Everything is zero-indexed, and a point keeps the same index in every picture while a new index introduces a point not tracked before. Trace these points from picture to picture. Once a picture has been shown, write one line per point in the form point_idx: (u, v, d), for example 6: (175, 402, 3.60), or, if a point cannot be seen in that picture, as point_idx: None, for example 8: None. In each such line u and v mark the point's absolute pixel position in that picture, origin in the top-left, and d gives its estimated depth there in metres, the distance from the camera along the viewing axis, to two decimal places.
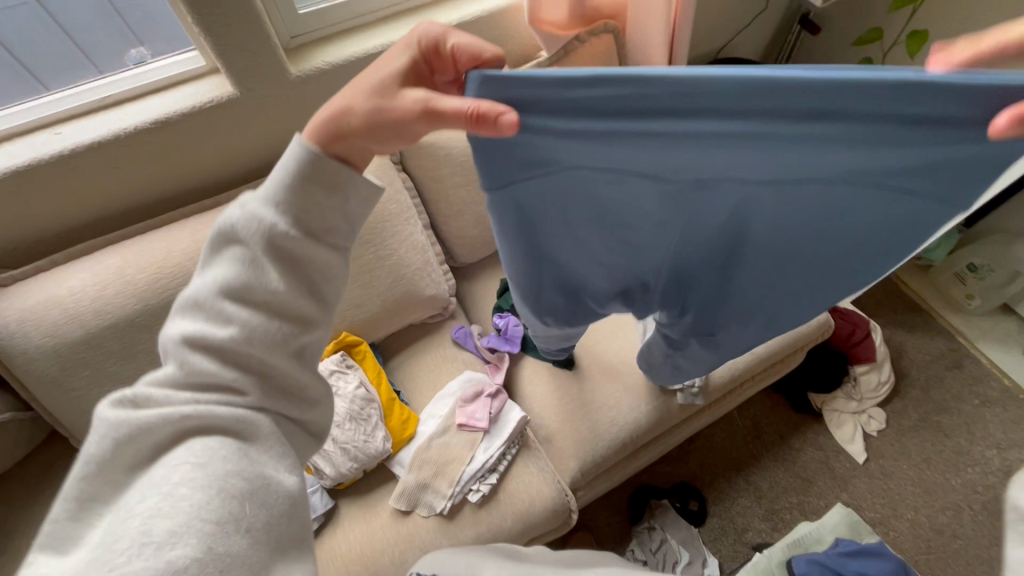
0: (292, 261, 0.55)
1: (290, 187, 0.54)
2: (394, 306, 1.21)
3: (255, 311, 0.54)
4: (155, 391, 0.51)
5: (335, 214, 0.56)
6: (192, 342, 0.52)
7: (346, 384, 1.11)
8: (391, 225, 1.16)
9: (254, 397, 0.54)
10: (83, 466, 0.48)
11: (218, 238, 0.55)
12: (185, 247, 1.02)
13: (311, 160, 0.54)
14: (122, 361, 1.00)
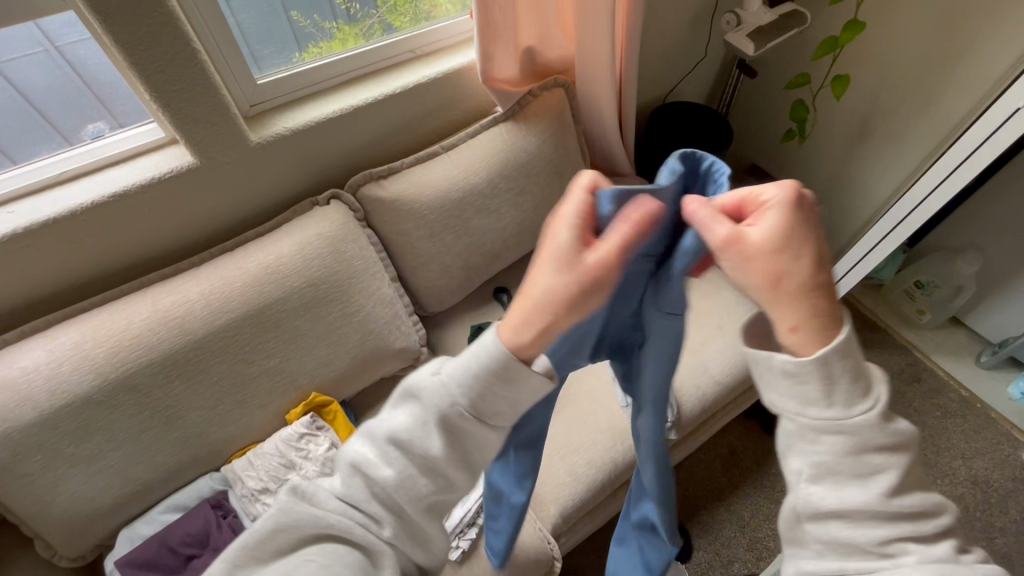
0: (461, 433, 0.56)
1: (480, 375, 0.52)
2: (365, 361, 1.20)
3: (412, 466, 0.55)
4: (320, 491, 0.59)
5: (506, 403, 0.53)
6: (357, 468, 0.57)
7: (316, 447, 1.09)
8: (358, 281, 1.17)
9: (389, 532, 0.57)
10: (249, 536, 0.57)
11: (404, 391, 0.58)
12: (146, 318, 1.00)
13: (502, 358, 0.51)
14: (80, 441, 0.96)
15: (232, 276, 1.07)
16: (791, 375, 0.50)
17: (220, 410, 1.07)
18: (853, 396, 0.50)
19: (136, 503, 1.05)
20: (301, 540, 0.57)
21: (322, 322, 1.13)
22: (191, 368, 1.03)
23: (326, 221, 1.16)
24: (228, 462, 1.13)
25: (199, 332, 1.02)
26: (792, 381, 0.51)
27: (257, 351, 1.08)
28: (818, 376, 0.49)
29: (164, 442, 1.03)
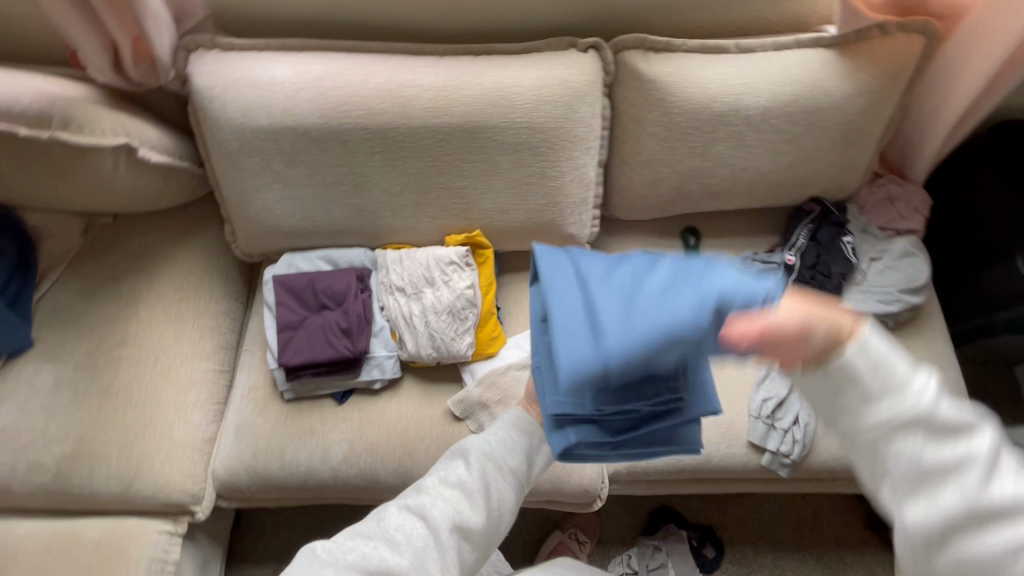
0: (486, 495, 0.73)
1: (500, 431, 0.78)
2: (533, 229, 1.13)
3: (466, 470, 0.74)
4: (413, 496, 0.71)
5: (495, 448, 0.76)
6: (441, 465, 0.75)
7: (458, 279, 1.09)
8: (573, 148, 1.07)
9: (447, 506, 0.70)
10: (344, 533, 0.68)
11: (464, 444, 0.78)
12: (379, 84, 1.00)
13: (504, 437, 0.78)
14: (288, 165, 1.05)
15: (464, 81, 1.01)
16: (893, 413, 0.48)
17: (398, 201, 1.10)
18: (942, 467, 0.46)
19: (303, 240, 1.16)
20: (377, 522, 0.68)
21: (519, 170, 1.06)
22: (393, 150, 1.04)
23: (577, 69, 1.03)
24: (383, 248, 1.17)
25: (414, 120, 1.01)
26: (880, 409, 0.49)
27: (452, 166, 1.06)
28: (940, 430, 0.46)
29: (345, 202, 1.10)
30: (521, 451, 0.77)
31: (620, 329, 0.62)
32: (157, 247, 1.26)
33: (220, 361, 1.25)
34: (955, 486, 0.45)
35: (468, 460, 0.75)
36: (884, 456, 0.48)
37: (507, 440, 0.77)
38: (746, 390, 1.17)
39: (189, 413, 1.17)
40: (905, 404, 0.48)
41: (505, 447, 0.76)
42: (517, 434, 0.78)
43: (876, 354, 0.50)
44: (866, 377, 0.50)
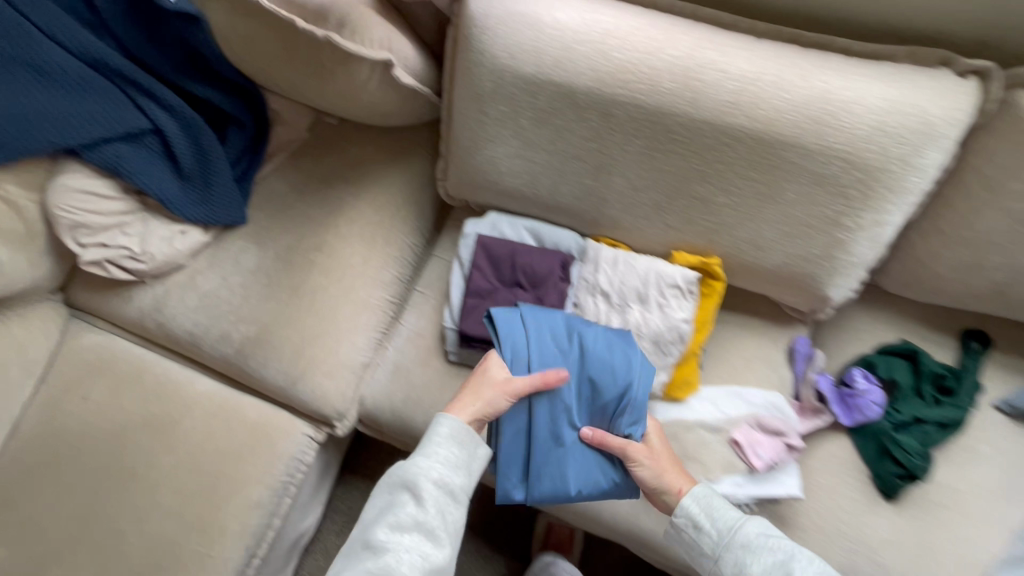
0: (417, 492, 0.76)
1: (431, 444, 0.80)
2: (784, 278, 0.93)
3: (414, 506, 0.75)
4: (361, 541, 0.75)
5: (431, 467, 0.78)
6: (378, 522, 0.75)
7: (675, 307, 0.93)
8: (890, 199, 0.81)
9: (407, 540, 0.73)
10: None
11: (398, 475, 0.79)
12: (674, 56, 0.82)
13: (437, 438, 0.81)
14: (535, 123, 0.92)
15: (784, 79, 0.78)
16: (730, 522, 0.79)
17: (638, 196, 0.94)
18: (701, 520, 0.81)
19: (516, 204, 1.05)
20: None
21: (804, 207, 0.84)
22: (660, 140, 0.86)
23: (946, 98, 0.75)
24: (596, 239, 1.03)
25: (702, 112, 0.82)
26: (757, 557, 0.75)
27: (722, 178, 0.86)
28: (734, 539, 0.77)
29: (579, 180, 0.96)
30: (455, 453, 0.80)
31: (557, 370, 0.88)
32: (371, 162, 1.24)
33: (394, 293, 1.23)
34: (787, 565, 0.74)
35: (413, 493, 0.76)
36: (678, 529, 0.83)
37: (446, 456, 0.79)
38: (985, 561, 0.91)
39: (356, 336, 1.17)
40: (710, 512, 0.81)
41: (445, 479, 0.78)
42: (454, 448, 0.80)
43: (708, 503, 0.81)
44: (697, 521, 0.80)
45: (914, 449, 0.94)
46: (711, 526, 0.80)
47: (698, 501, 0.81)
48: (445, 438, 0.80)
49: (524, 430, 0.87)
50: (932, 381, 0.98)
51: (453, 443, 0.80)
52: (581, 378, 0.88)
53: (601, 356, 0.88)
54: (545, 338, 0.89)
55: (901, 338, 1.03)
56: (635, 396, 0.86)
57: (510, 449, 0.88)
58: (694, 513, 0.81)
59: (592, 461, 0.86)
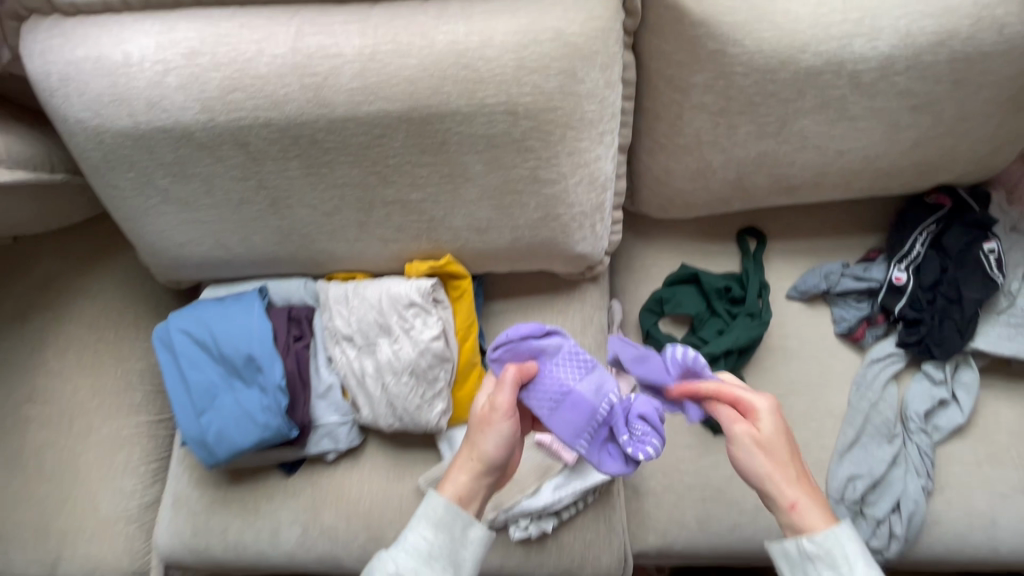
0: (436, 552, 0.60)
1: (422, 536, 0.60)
2: (527, 251, 0.82)
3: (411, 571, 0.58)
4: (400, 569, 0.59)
5: (426, 529, 0.61)
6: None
7: (423, 327, 0.80)
8: (577, 135, 0.71)
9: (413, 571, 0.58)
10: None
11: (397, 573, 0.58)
12: (278, 55, 0.66)
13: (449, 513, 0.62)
14: (176, 180, 0.75)
15: (404, 43, 0.65)
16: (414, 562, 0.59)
17: (335, 221, 0.79)
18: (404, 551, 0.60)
19: (224, 271, 0.88)
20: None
21: (497, 173, 0.72)
22: (315, 154, 0.72)
23: (579, 9, 0.65)
24: (329, 277, 0.88)
25: (336, 110, 0.68)
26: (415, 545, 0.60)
27: (403, 173, 0.73)
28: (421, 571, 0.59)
29: (265, 224, 0.80)
30: (449, 535, 0.61)
31: (222, 359, 0.82)
32: (66, 274, 1.02)
33: (155, 410, 1.02)
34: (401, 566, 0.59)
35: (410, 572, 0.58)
36: (799, 559, 0.56)
37: (420, 545, 0.60)
38: (822, 458, 0.86)
39: (119, 481, 0.97)
40: (834, 561, 0.54)
41: (445, 529, 0.61)
42: (439, 529, 0.61)
43: (857, 555, 0.53)
44: (834, 561, 0.54)
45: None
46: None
47: (853, 548, 0.54)
48: (438, 507, 0.62)
49: (177, 396, 0.83)
50: (721, 297, 0.92)
51: (429, 526, 0.61)
52: (218, 359, 0.83)
53: (247, 329, 0.82)
54: (203, 311, 0.84)
55: (682, 263, 0.96)
56: (256, 350, 0.81)
57: (174, 400, 0.83)
58: (806, 548, 0.55)
59: (240, 423, 0.80)
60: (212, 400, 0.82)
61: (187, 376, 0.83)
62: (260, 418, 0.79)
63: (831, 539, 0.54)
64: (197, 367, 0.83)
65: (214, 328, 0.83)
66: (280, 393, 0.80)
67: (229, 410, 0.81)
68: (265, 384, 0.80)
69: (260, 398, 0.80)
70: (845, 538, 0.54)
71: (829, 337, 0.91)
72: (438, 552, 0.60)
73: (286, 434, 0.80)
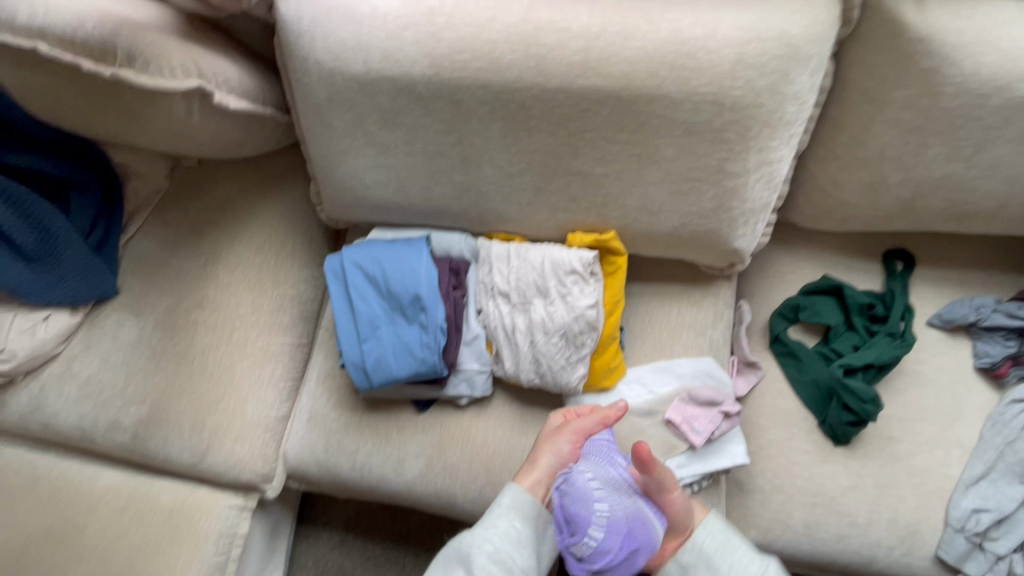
0: (520, 536, 0.77)
1: (508, 520, 0.77)
2: (686, 239, 0.85)
3: (500, 553, 0.75)
4: (491, 550, 0.75)
5: (506, 517, 0.77)
6: (487, 559, 0.74)
7: (579, 294, 0.85)
8: (770, 134, 0.73)
9: (502, 553, 0.75)
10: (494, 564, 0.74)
11: (493, 556, 0.75)
12: (510, 22, 0.73)
13: (521, 510, 0.78)
14: (385, 127, 0.83)
15: (630, 26, 0.70)
16: (498, 550, 0.75)
17: (515, 184, 0.85)
18: (492, 531, 0.76)
19: (395, 215, 0.95)
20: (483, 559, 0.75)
21: (684, 160, 0.76)
22: (519, 119, 0.78)
23: (803, 13, 0.68)
24: (488, 236, 0.95)
25: (552, 81, 0.73)
26: (504, 532, 0.76)
27: (594, 147, 0.78)
28: (507, 555, 0.75)
29: (449, 178, 0.87)
30: (527, 522, 0.78)
31: (388, 295, 0.90)
32: (241, 200, 1.13)
33: (297, 334, 1.12)
34: (490, 550, 0.75)
35: (500, 557, 0.75)
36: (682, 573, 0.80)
37: (510, 532, 0.77)
38: (945, 486, 0.87)
39: (262, 392, 1.07)
40: (707, 562, 0.79)
41: (526, 515, 0.78)
42: (513, 515, 0.78)
43: (713, 547, 0.79)
44: (708, 562, 0.78)
45: (868, 394, 0.86)
46: (723, 564, 0.78)
47: (711, 541, 0.79)
48: (516, 498, 0.79)
49: (343, 323, 0.91)
50: (862, 313, 0.93)
51: (510, 517, 0.77)
52: (384, 294, 0.90)
53: (414, 272, 0.89)
54: (374, 249, 0.92)
55: (824, 274, 0.97)
56: (422, 291, 0.88)
57: (340, 327, 0.92)
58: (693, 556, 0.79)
59: (398, 355, 0.88)
60: (373, 331, 0.90)
61: (355, 305, 0.91)
62: (419, 353, 0.87)
63: (690, 547, 0.80)
64: (364, 299, 0.91)
65: (385, 265, 0.90)
66: (438, 334, 0.87)
67: (389, 342, 0.89)
68: (426, 324, 0.87)
69: (420, 336, 0.88)
70: (705, 536, 0.79)
71: (967, 370, 0.91)
72: (524, 537, 0.77)
73: (437, 372, 0.87)
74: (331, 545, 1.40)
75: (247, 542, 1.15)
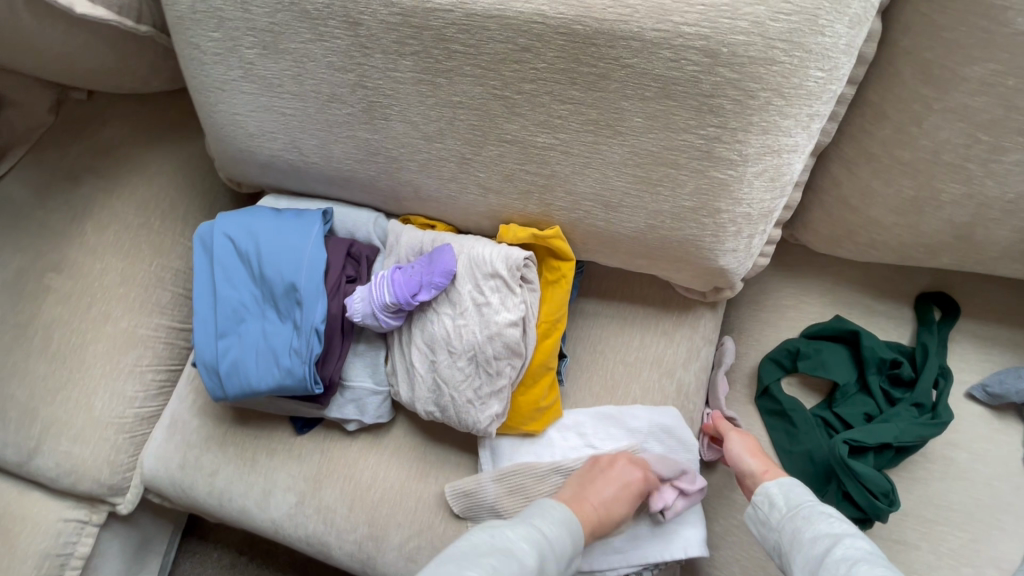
0: None
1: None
2: (655, 249, 0.63)
3: None
4: None
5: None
6: None
7: (503, 307, 0.63)
8: (781, 108, 0.51)
9: None
10: None
11: None
12: None
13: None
14: (265, 53, 0.62)
15: None
16: None
17: (434, 149, 0.63)
18: None
19: (290, 179, 0.74)
20: None
21: (657, 135, 0.54)
22: (436, 56, 0.56)
23: None
24: (405, 219, 0.73)
25: (479, 0, 0.52)
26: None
27: (536, 104, 0.56)
28: None
29: (350, 133, 0.65)
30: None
31: (259, 280, 0.69)
32: (131, 146, 0.93)
33: (179, 316, 0.91)
34: None
35: None
36: (761, 523, 0.61)
37: None
38: None
39: (118, 383, 0.85)
40: (784, 513, 0.59)
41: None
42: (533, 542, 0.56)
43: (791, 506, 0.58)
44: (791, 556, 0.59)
45: (878, 486, 0.63)
46: (800, 532, 0.56)
47: (782, 494, 0.60)
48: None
49: (201, 311, 0.70)
50: (880, 371, 0.70)
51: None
52: (256, 279, 0.69)
53: (295, 253, 0.68)
54: (253, 220, 0.71)
55: (837, 315, 0.75)
56: (301, 280, 0.67)
57: (196, 315, 0.70)
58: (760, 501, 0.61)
59: (261, 361, 0.67)
60: (234, 325, 0.69)
61: (217, 289, 0.70)
62: (286, 361, 0.65)
63: (765, 496, 0.61)
64: (230, 282, 0.70)
65: (261, 242, 0.69)
66: (315, 339, 0.66)
67: (253, 342, 0.68)
68: (300, 324, 0.66)
69: (291, 338, 0.66)
70: (788, 493, 0.59)
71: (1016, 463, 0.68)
72: None
73: (308, 389, 0.66)
74: (220, 568, 1.19)
75: (94, 562, 0.94)
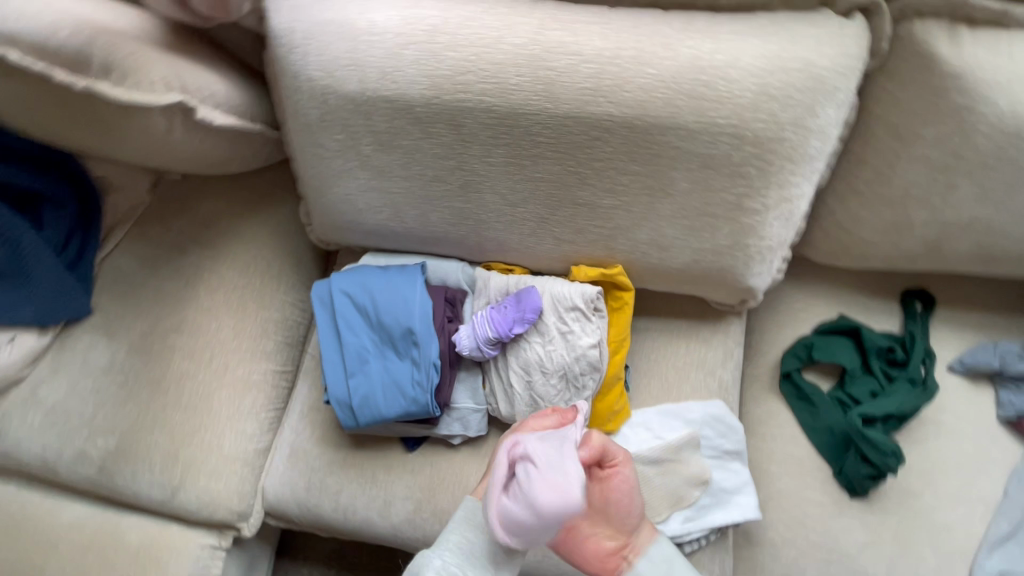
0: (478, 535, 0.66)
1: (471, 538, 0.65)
2: (698, 277, 0.80)
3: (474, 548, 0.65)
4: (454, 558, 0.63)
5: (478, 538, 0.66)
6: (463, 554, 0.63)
7: (582, 332, 0.79)
8: (792, 169, 0.69)
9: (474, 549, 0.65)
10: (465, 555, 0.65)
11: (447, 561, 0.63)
12: (517, 44, 0.68)
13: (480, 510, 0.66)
14: (380, 148, 0.77)
15: (645, 52, 0.66)
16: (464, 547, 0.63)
17: (517, 213, 0.79)
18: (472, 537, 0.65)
19: (388, 241, 0.90)
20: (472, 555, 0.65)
21: (699, 194, 0.71)
22: (524, 146, 0.73)
23: (830, 46, 0.63)
24: (487, 266, 0.90)
25: (561, 106, 0.68)
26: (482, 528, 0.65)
27: (604, 177, 0.73)
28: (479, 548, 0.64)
29: (446, 204, 0.81)
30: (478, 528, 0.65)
31: (377, 326, 0.84)
32: (227, 218, 1.07)
33: (281, 361, 1.06)
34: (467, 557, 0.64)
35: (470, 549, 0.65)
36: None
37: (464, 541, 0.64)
38: (969, 545, 0.81)
39: (240, 423, 1.00)
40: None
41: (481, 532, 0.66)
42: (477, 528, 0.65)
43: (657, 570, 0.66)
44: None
45: (886, 446, 0.81)
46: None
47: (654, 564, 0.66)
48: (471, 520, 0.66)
49: (328, 356, 0.85)
50: (880, 356, 0.88)
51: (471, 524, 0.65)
52: (374, 326, 0.84)
53: (407, 302, 0.83)
54: (365, 277, 0.86)
55: (840, 314, 0.92)
56: (415, 324, 0.82)
57: (324, 359, 0.85)
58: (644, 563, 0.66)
59: (387, 393, 0.82)
60: (360, 365, 0.84)
61: (341, 337, 0.85)
62: (411, 391, 0.81)
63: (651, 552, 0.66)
64: (351, 330, 0.85)
65: (376, 295, 0.84)
66: (432, 372, 0.81)
67: (378, 377, 0.83)
68: (419, 360, 0.82)
69: (411, 372, 0.82)
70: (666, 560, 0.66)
71: (991, 419, 0.86)
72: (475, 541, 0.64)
73: (429, 412, 0.81)
74: None
75: None
